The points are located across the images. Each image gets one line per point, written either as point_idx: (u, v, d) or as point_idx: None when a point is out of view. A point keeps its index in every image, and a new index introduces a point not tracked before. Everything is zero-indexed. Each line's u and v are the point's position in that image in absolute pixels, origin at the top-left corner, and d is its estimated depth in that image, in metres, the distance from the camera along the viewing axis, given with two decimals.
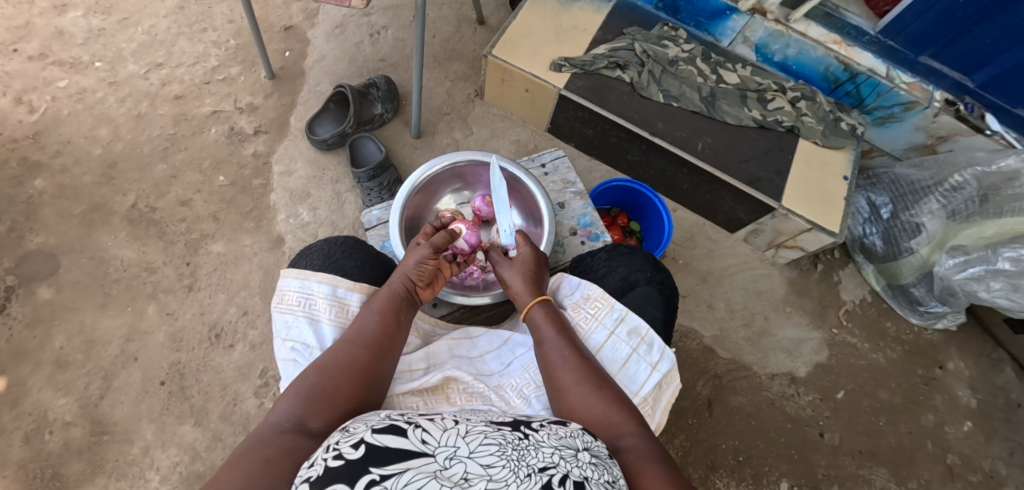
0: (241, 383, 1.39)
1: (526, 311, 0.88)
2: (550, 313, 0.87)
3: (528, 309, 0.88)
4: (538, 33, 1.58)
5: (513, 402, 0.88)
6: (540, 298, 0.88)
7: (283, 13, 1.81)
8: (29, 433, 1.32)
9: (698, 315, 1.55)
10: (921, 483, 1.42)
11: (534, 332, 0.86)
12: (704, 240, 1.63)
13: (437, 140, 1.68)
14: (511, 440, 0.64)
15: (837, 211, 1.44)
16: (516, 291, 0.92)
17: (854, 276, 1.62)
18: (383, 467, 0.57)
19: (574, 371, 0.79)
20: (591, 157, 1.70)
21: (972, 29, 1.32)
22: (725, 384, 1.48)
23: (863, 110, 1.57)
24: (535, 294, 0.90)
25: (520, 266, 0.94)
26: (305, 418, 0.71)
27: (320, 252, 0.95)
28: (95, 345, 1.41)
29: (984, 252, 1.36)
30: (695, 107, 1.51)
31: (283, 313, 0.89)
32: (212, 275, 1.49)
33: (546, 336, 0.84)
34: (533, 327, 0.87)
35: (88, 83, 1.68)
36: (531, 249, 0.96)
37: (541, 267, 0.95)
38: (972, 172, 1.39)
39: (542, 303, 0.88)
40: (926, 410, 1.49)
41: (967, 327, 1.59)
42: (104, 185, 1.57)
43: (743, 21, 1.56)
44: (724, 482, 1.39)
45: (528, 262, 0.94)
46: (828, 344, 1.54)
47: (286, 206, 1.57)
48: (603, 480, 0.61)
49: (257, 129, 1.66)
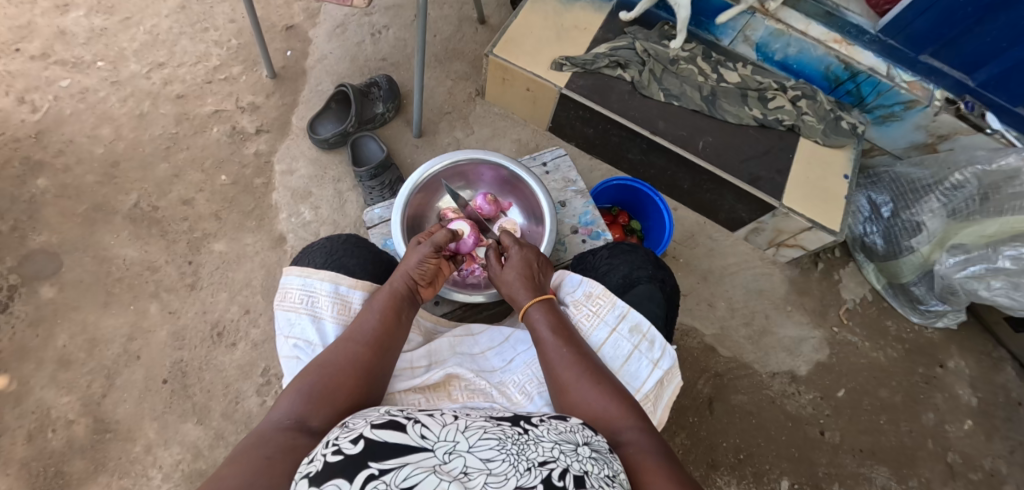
0: (243, 381, 1.40)
1: (523, 312, 0.88)
2: (549, 312, 0.87)
3: (525, 310, 0.88)
4: (539, 33, 1.58)
5: (515, 399, 0.89)
6: (536, 299, 0.88)
7: (284, 12, 1.81)
8: (32, 431, 1.33)
9: (699, 314, 1.55)
10: (921, 481, 1.42)
11: (532, 332, 0.86)
12: (704, 239, 1.63)
13: (438, 139, 1.69)
14: (511, 435, 0.65)
15: (837, 210, 1.44)
16: (511, 292, 0.91)
17: (854, 275, 1.62)
18: (382, 461, 0.58)
19: (573, 368, 0.79)
20: (592, 156, 1.70)
21: (972, 28, 1.32)
22: (726, 382, 1.49)
23: (863, 109, 1.58)
24: (532, 296, 0.89)
25: (514, 266, 0.93)
26: (306, 416, 0.72)
27: (321, 250, 0.95)
28: (97, 344, 1.42)
29: (984, 251, 1.36)
30: (695, 106, 1.51)
31: (286, 310, 0.89)
32: (213, 274, 1.49)
33: (543, 335, 0.84)
34: (531, 327, 0.86)
35: (90, 83, 1.68)
36: (523, 248, 0.95)
37: (535, 266, 0.94)
38: (972, 170, 1.39)
39: (541, 303, 0.87)
40: (926, 409, 1.49)
41: (968, 326, 1.59)
42: (106, 184, 1.57)
43: (743, 20, 1.56)
44: (724, 480, 1.39)
45: (523, 261, 0.94)
46: (829, 343, 1.55)
47: (288, 206, 1.58)
48: (603, 474, 0.62)
49: (259, 128, 1.66)
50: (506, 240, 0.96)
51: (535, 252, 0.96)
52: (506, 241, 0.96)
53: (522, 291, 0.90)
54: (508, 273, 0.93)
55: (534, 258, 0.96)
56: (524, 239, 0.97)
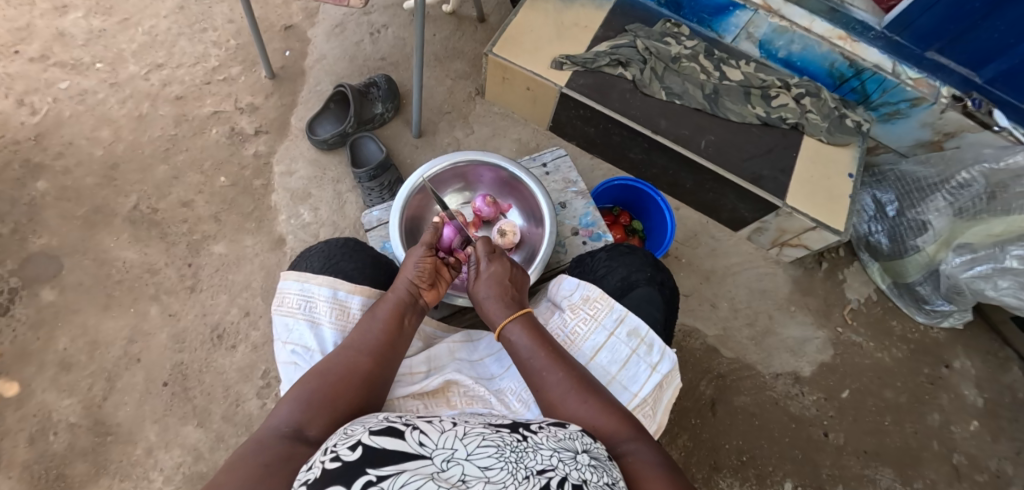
0: (243, 383, 1.40)
1: (501, 332, 0.86)
2: (526, 327, 0.84)
3: (501, 330, 0.86)
4: (538, 31, 1.57)
5: (514, 407, 0.87)
6: (512, 317, 0.85)
7: (283, 12, 1.80)
8: (34, 434, 1.33)
9: (701, 315, 1.54)
10: (927, 482, 1.41)
11: (512, 350, 0.84)
12: (707, 239, 1.62)
13: (438, 139, 1.67)
14: (509, 442, 0.64)
15: (842, 209, 1.42)
16: (484, 310, 0.90)
17: (859, 274, 1.60)
18: (379, 468, 0.57)
19: (559, 387, 0.78)
20: (593, 156, 1.68)
21: (979, 23, 1.29)
22: (728, 383, 1.47)
23: (869, 106, 1.56)
24: (508, 313, 0.86)
25: (486, 280, 0.92)
26: (303, 424, 0.71)
27: (320, 254, 0.95)
28: (98, 346, 1.42)
29: (990, 250, 1.34)
30: (698, 104, 1.49)
31: (284, 316, 0.88)
32: (213, 276, 1.49)
33: (525, 355, 0.82)
34: (510, 346, 0.84)
35: (89, 84, 1.68)
36: (492, 262, 0.93)
37: (508, 282, 0.92)
38: (980, 168, 1.36)
39: (518, 320, 0.85)
40: (932, 409, 1.47)
41: (974, 325, 1.57)
42: (106, 186, 1.57)
43: (746, 17, 1.54)
44: (727, 482, 1.38)
45: (494, 276, 0.92)
46: (833, 343, 1.53)
47: (287, 207, 1.57)
48: (602, 482, 0.61)
49: (258, 129, 1.65)
50: (478, 248, 0.94)
51: (507, 265, 0.94)
52: (478, 252, 0.95)
53: (497, 308, 0.88)
54: (479, 284, 0.92)
55: (506, 272, 0.93)
56: (498, 251, 0.95)
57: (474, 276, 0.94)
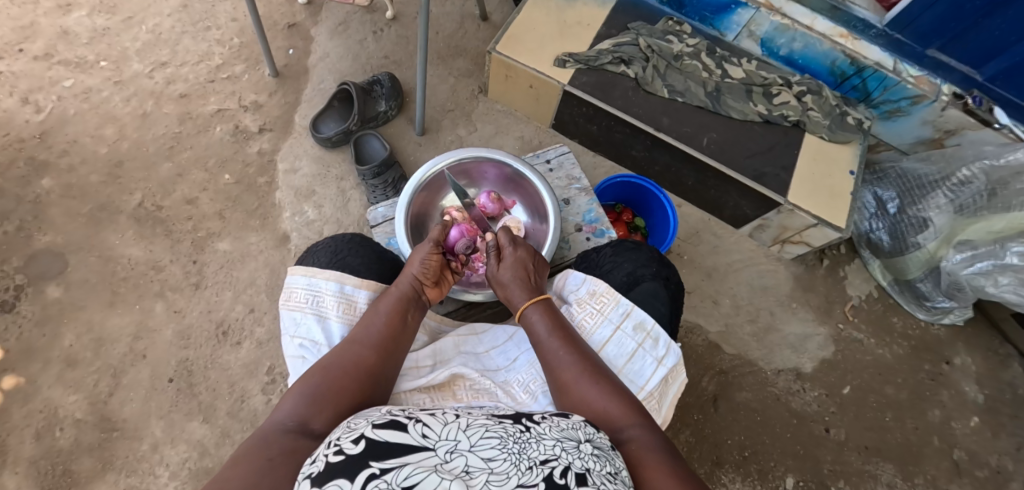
0: (248, 380, 1.40)
1: (520, 313, 0.88)
2: (546, 312, 0.86)
3: (521, 311, 0.88)
4: (541, 29, 1.58)
5: (520, 398, 0.88)
6: (533, 300, 0.87)
7: (286, 11, 1.81)
8: (40, 430, 1.34)
9: (703, 312, 1.55)
10: (928, 479, 1.42)
11: (530, 332, 0.86)
12: (709, 236, 1.63)
13: (441, 137, 1.68)
14: (512, 433, 0.65)
15: (843, 207, 1.43)
16: (506, 293, 0.91)
17: (860, 271, 1.61)
18: (382, 461, 0.58)
19: (572, 368, 0.79)
20: (596, 153, 1.69)
21: (981, 21, 1.30)
22: (731, 379, 1.48)
23: (870, 104, 1.56)
24: (528, 296, 0.88)
25: (509, 264, 0.93)
26: (308, 418, 0.72)
27: (327, 250, 0.95)
28: (103, 343, 1.42)
29: (991, 247, 1.35)
30: (700, 102, 1.50)
31: (291, 311, 0.89)
32: (217, 273, 1.50)
33: (542, 336, 0.84)
34: (529, 328, 0.86)
35: (93, 83, 1.68)
36: (517, 248, 0.94)
37: (531, 267, 0.94)
38: (981, 165, 1.37)
39: (538, 304, 0.87)
40: (932, 406, 1.48)
41: (975, 322, 1.58)
42: (110, 184, 1.57)
43: (748, 15, 1.55)
44: (729, 477, 1.39)
45: (519, 262, 0.93)
46: (834, 340, 1.54)
47: (291, 205, 1.58)
48: (605, 471, 0.62)
49: (261, 127, 1.66)
50: (499, 236, 0.95)
51: (530, 252, 0.96)
52: (499, 240, 0.95)
53: (518, 293, 0.90)
54: (503, 267, 0.93)
55: (529, 258, 0.95)
56: (520, 237, 0.96)
57: (495, 261, 0.95)
